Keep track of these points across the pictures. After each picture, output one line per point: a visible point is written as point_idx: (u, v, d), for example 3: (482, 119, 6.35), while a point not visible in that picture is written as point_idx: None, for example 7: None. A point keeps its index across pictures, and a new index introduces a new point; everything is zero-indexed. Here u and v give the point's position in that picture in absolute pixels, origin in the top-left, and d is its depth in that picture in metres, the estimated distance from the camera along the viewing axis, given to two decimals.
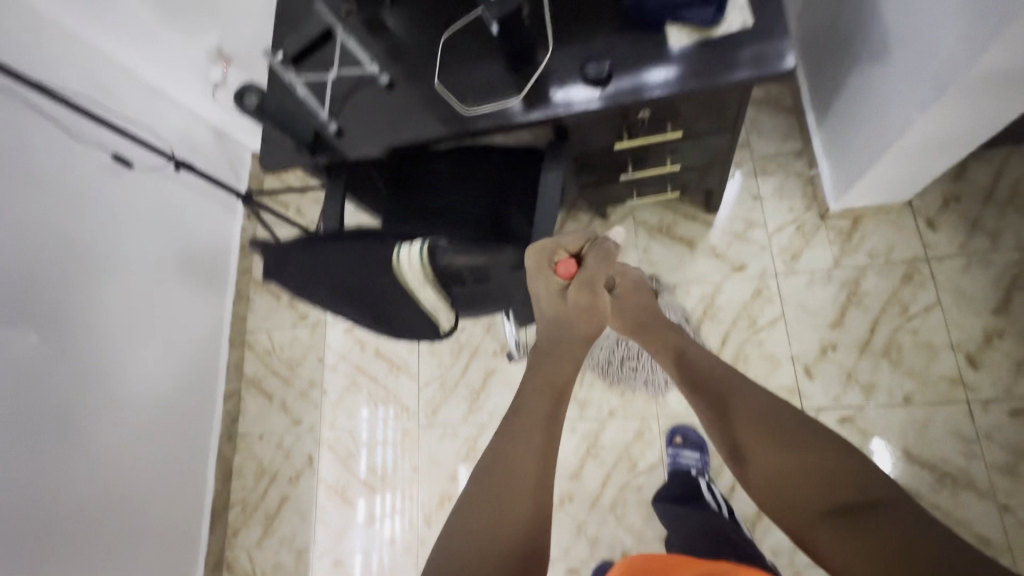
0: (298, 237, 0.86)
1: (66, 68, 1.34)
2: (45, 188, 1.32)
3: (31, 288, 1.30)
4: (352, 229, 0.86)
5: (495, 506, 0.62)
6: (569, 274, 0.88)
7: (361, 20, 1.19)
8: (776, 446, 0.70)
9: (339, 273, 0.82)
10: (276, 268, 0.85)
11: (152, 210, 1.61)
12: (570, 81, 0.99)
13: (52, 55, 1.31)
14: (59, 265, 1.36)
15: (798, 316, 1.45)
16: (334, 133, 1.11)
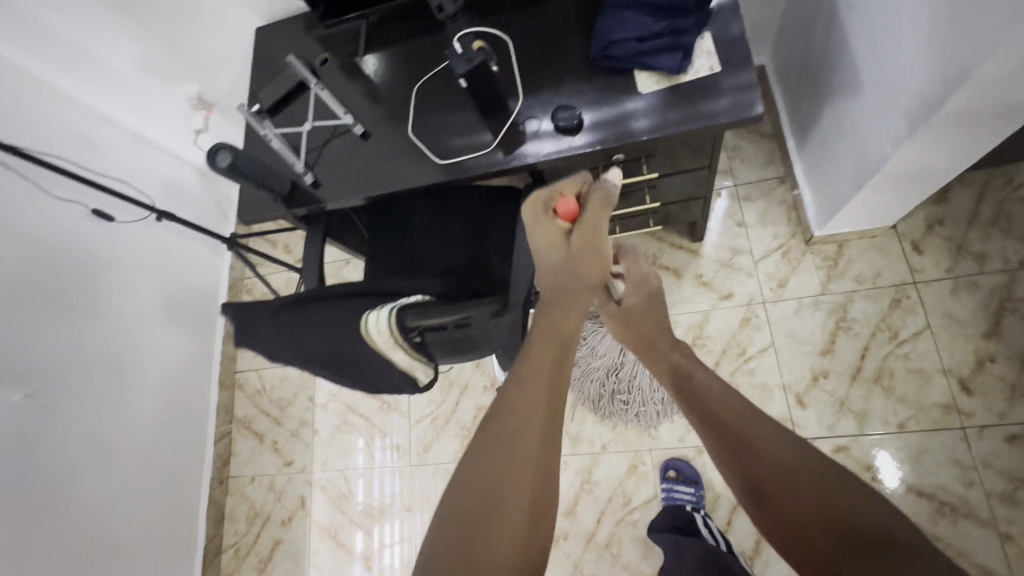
0: (270, 301, 0.86)
1: (48, 122, 1.34)
2: (29, 246, 1.32)
3: (15, 346, 1.29)
4: (324, 292, 0.86)
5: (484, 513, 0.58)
6: (570, 214, 0.81)
7: (336, 70, 1.20)
8: (784, 480, 0.64)
9: (309, 339, 0.82)
10: (249, 333, 0.85)
11: (135, 260, 1.60)
12: (543, 127, 0.99)
13: (34, 111, 1.31)
14: (41, 320, 1.35)
15: (788, 343, 1.44)
16: (311, 184, 1.11)
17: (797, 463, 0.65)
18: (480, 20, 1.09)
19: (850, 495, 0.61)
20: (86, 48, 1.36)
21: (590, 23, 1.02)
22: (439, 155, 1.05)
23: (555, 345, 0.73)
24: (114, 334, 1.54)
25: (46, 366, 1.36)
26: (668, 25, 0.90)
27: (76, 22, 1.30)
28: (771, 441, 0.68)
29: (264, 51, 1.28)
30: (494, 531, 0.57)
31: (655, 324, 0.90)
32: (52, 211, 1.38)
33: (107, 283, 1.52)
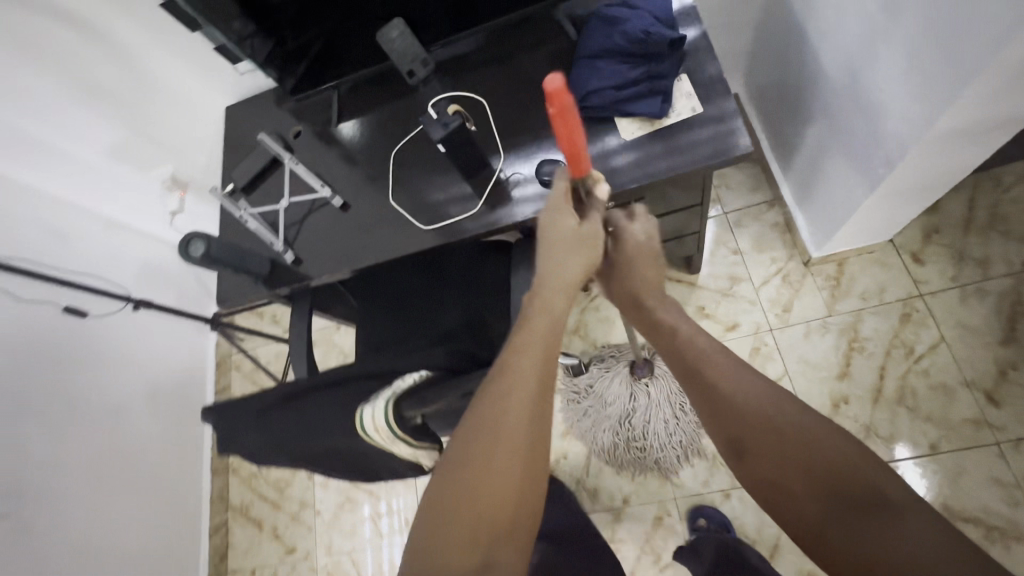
0: (247, 402, 0.79)
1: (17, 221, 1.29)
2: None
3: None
4: (306, 386, 0.79)
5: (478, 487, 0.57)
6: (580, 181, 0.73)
7: (310, 141, 1.17)
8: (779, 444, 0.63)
9: (302, 440, 0.75)
10: (230, 440, 0.78)
11: (115, 353, 1.53)
12: (529, 184, 0.96)
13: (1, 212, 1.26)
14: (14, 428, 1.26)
15: (802, 370, 1.39)
16: (291, 262, 1.07)
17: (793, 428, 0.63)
18: (454, 80, 1.07)
19: (838, 453, 0.60)
20: (52, 148, 1.28)
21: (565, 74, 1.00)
22: (423, 220, 1.01)
23: (540, 326, 0.70)
24: (94, 435, 1.45)
25: (23, 477, 1.27)
26: (645, 72, 0.89)
27: (38, 123, 1.23)
28: (759, 401, 0.67)
29: (236, 130, 1.26)
30: (483, 509, 0.56)
31: (645, 277, 0.85)
32: (23, 313, 1.30)
33: (84, 381, 1.44)
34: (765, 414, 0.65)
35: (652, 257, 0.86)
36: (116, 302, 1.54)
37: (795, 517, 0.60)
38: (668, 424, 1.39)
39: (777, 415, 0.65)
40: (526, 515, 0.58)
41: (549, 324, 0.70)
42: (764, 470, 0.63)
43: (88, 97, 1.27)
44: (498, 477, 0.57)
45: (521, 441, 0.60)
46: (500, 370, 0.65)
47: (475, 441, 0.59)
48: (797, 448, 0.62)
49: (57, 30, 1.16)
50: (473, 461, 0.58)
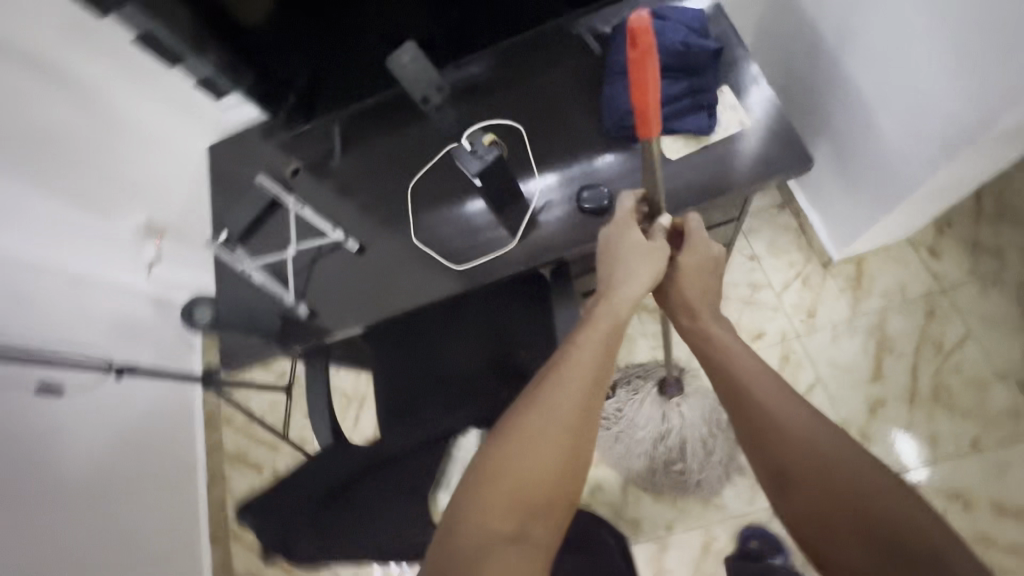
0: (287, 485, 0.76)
1: None
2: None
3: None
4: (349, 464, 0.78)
5: (523, 460, 0.62)
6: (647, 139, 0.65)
7: (311, 179, 1.06)
8: (820, 479, 0.60)
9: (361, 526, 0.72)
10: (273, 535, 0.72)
11: (92, 431, 1.40)
12: (568, 213, 0.89)
13: None
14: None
15: (834, 376, 1.36)
16: (305, 315, 0.96)
17: (837, 465, 0.60)
18: (470, 104, 0.99)
19: (902, 514, 0.55)
20: (16, 212, 1.14)
21: (593, 91, 0.94)
22: (453, 259, 0.93)
23: (598, 331, 0.72)
24: (76, 526, 1.31)
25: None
26: (688, 86, 0.83)
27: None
28: (817, 442, 0.62)
29: (222, 171, 1.14)
30: (526, 478, 0.62)
31: (708, 297, 0.80)
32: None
33: (62, 467, 1.30)
34: (810, 446, 0.62)
35: (715, 275, 0.81)
36: (91, 373, 1.40)
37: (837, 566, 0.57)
38: (705, 442, 1.34)
39: (832, 461, 0.61)
40: (564, 495, 0.63)
41: (608, 329, 0.73)
42: (808, 506, 0.60)
43: (51, 151, 1.12)
44: (543, 451, 0.63)
45: (567, 429, 0.65)
46: (556, 368, 0.69)
47: (529, 418, 0.65)
48: (851, 501, 0.57)
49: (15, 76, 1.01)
50: (521, 440, 0.63)
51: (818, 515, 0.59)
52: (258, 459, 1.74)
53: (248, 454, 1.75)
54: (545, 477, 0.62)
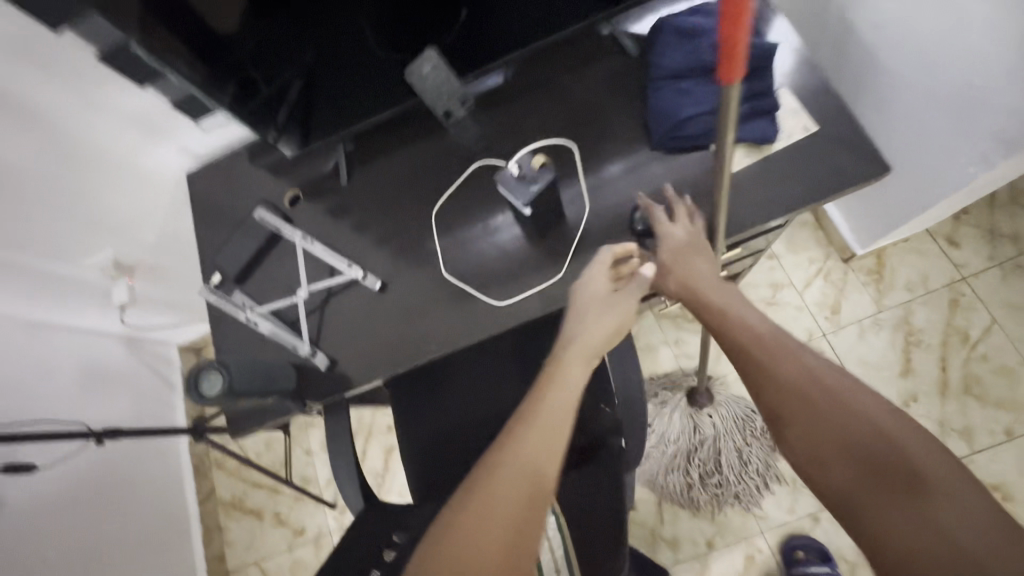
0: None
1: None
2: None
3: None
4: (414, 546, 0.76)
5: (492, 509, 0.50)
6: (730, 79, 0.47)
7: (314, 207, 0.94)
8: (818, 414, 0.55)
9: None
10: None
11: (71, 504, 1.25)
12: (617, 234, 0.80)
13: None
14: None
15: (865, 373, 1.33)
16: (324, 365, 0.85)
17: (836, 394, 0.55)
18: (494, 117, 0.89)
19: (895, 436, 0.51)
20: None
21: (634, 96, 0.84)
22: (492, 293, 0.82)
23: (554, 396, 0.60)
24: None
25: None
26: (746, 89, 0.75)
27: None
28: (813, 370, 0.58)
29: (208, 203, 1.00)
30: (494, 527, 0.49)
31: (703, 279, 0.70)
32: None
33: (36, 553, 1.15)
34: (810, 379, 0.57)
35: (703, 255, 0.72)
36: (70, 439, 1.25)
37: (813, 478, 0.54)
38: (741, 452, 1.29)
39: (823, 379, 0.57)
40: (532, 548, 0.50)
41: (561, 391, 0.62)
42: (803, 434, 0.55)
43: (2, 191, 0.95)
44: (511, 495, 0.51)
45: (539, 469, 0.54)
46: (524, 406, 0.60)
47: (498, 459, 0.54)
48: (832, 420, 0.54)
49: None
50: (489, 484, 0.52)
51: (821, 445, 0.54)
52: (259, 504, 1.61)
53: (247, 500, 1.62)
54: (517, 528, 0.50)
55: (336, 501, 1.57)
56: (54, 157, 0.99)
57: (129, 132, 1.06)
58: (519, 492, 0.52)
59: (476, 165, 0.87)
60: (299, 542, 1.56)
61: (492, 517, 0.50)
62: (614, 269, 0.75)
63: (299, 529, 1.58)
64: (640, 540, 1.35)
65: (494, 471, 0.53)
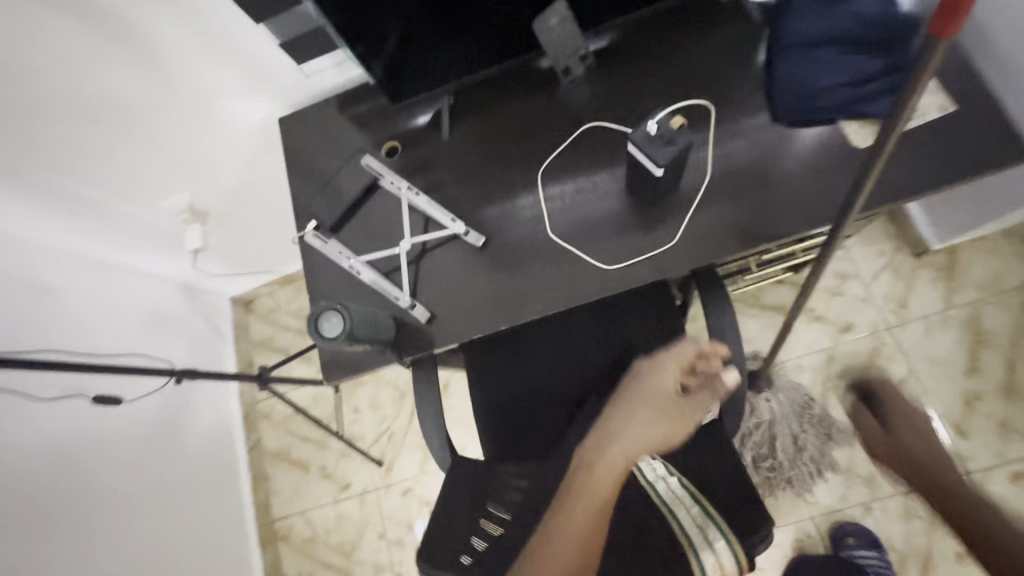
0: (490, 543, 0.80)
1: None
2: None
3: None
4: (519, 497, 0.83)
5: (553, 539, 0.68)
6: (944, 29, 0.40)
7: (412, 162, 0.93)
8: (948, 491, 0.81)
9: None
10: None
11: (138, 441, 1.32)
12: (730, 205, 0.80)
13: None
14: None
15: (928, 370, 1.32)
16: (424, 319, 0.85)
17: (957, 479, 0.82)
18: (607, 81, 0.88)
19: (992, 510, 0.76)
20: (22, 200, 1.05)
21: (755, 67, 0.83)
22: (597, 256, 0.83)
23: (582, 512, 0.70)
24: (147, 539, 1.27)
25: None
26: (885, 64, 0.74)
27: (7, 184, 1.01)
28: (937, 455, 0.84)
29: (300, 151, 1.00)
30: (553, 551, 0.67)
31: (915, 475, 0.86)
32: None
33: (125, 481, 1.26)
34: (947, 473, 0.82)
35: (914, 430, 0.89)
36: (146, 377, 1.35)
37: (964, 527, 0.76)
38: (796, 438, 1.30)
39: (948, 477, 0.82)
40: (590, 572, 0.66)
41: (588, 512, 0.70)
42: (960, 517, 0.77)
43: (98, 138, 1.02)
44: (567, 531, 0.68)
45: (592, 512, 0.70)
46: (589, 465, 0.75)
47: (563, 507, 0.71)
48: (941, 485, 0.81)
49: (38, 14, 0.82)
50: (554, 526, 0.70)
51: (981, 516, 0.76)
52: (305, 457, 1.65)
53: (294, 452, 1.66)
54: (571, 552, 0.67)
55: (382, 459, 1.59)
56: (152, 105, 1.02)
57: (231, 73, 1.00)
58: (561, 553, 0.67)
59: (584, 128, 0.87)
60: (344, 497, 1.59)
61: (551, 547, 0.67)
62: (688, 368, 0.77)
63: (344, 484, 1.60)
64: None
65: (561, 515, 0.70)
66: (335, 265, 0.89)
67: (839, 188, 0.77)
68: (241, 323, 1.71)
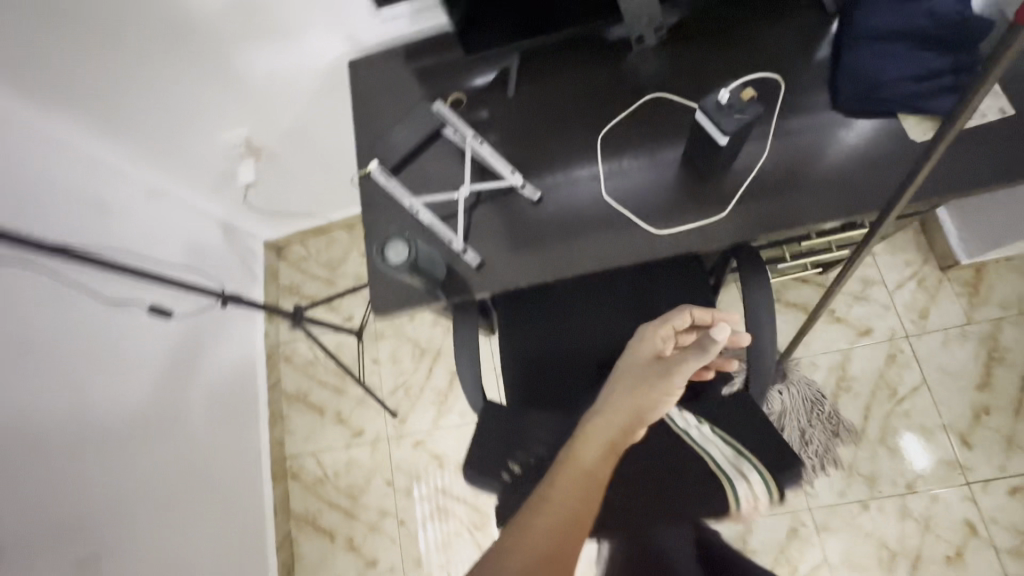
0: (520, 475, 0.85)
1: (60, 193, 1.10)
2: (15, 375, 1.01)
3: (18, 508, 0.98)
4: (546, 441, 0.87)
5: (538, 500, 0.68)
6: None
7: (477, 115, 0.97)
8: None
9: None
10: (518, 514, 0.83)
11: (172, 362, 1.37)
12: (782, 185, 0.82)
13: (52, 185, 1.09)
14: (47, 462, 1.04)
15: (940, 379, 1.36)
16: (474, 264, 0.88)
17: None
18: (674, 55, 0.91)
19: None
20: (92, 113, 1.12)
21: (821, 56, 0.86)
22: (647, 221, 0.86)
23: (568, 477, 0.69)
24: (178, 448, 1.34)
25: (114, 502, 1.16)
26: (951, 62, 0.77)
27: (80, 95, 1.07)
28: None
29: (365, 94, 1.04)
30: (537, 510, 0.67)
31: None
32: (43, 315, 1.08)
33: (163, 392, 1.33)
34: None
35: None
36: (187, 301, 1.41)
37: None
38: (804, 431, 1.35)
39: None
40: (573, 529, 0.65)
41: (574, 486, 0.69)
42: None
43: (170, 63, 1.06)
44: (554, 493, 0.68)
45: (577, 471, 0.70)
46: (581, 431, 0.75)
47: (551, 474, 0.71)
48: None
49: None
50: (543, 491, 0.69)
51: None
52: (322, 401, 1.70)
53: (311, 395, 1.72)
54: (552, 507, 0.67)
55: (397, 411, 1.64)
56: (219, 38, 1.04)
57: (311, 14, 1.01)
58: (545, 516, 0.66)
59: (649, 98, 0.90)
60: (356, 443, 1.64)
61: (536, 510, 0.67)
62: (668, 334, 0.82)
63: (358, 431, 1.66)
64: None
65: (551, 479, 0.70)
66: (393, 207, 0.93)
67: (893, 175, 0.79)
68: (272, 267, 1.76)
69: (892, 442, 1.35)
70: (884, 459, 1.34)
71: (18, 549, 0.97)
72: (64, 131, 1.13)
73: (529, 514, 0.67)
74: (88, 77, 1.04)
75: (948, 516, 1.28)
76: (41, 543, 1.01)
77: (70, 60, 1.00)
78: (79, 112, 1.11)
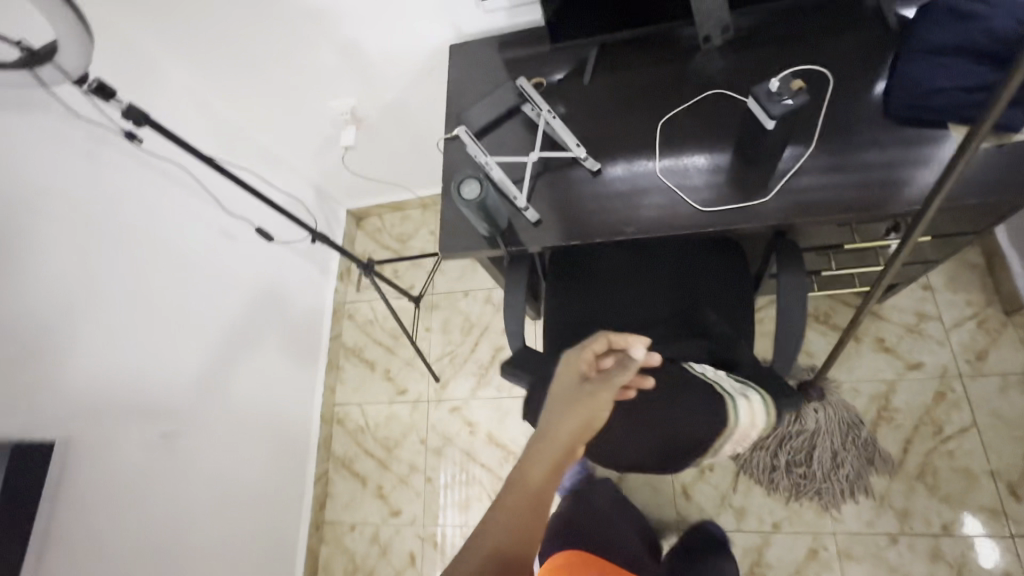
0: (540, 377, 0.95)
1: (189, 129, 1.37)
2: (140, 263, 1.22)
3: (118, 368, 1.16)
4: None
5: (494, 512, 0.60)
6: None
7: (554, 97, 1.10)
8: None
9: None
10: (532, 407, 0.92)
11: (258, 289, 1.57)
12: (823, 182, 0.89)
13: (184, 121, 1.35)
14: (157, 340, 1.24)
15: (993, 424, 1.30)
16: (532, 221, 1.00)
17: None
18: (739, 60, 1.01)
19: None
20: (231, 69, 1.36)
21: (879, 80, 0.93)
22: (695, 199, 0.94)
23: (525, 486, 0.62)
24: (258, 355, 1.55)
25: (207, 380, 1.37)
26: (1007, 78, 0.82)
27: (229, 59, 1.33)
28: None
29: (457, 72, 1.20)
30: (494, 524, 0.58)
31: None
32: (179, 217, 1.33)
33: (249, 308, 1.53)
34: None
35: None
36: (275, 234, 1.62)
37: None
38: (837, 454, 1.33)
39: None
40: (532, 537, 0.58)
41: (526, 502, 0.61)
42: None
43: (296, 38, 1.27)
44: (509, 505, 0.60)
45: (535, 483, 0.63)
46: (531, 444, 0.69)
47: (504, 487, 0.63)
48: None
49: None
50: (497, 505, 0.61)
51: None
52: (374, 357, 1.86)
53: (365, 351, 1.88)
54: (509, 515, 0.59)
55: (440, 376, 1.76)
56: (337, 23, 1.24)
57: (423, 4, 1.18)
58: (502, 525, 0.58)
59: (711, 92, 1.00)
60: (399, 400, 1.77)
61: (492, 526, 0.58)
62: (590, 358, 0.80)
63: (402, 389, 1.79)
64: (709, 499, 1.40)
65: (505, 493, 0.62)
66: (470, 166, 1.08)
67: (931, 179, 0.85)
68: (351, 233, 1.97)
69: (931, 481, 1.30)
70: (920, 496, 1.29)
71: (125, 397, 1.17)
72: (200, 82, 1.39)
73: (485, 527, 0.58)
74: (240, 45, 1.29)
75: (986, 567, 1.22)
76: (138, 407, 1.19)
77: (223, 24, 1.23)
78: (225, 71, 1.38)
